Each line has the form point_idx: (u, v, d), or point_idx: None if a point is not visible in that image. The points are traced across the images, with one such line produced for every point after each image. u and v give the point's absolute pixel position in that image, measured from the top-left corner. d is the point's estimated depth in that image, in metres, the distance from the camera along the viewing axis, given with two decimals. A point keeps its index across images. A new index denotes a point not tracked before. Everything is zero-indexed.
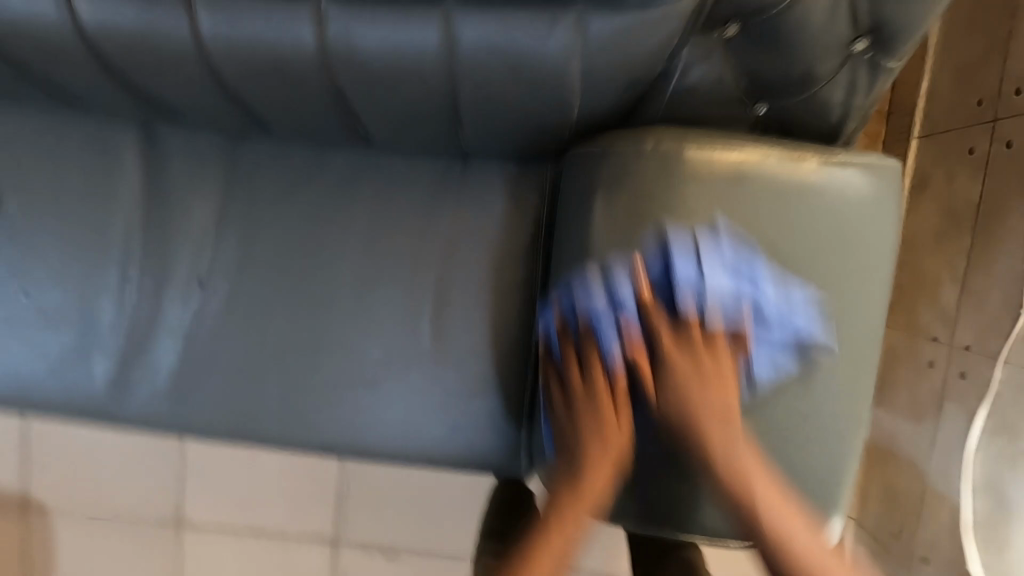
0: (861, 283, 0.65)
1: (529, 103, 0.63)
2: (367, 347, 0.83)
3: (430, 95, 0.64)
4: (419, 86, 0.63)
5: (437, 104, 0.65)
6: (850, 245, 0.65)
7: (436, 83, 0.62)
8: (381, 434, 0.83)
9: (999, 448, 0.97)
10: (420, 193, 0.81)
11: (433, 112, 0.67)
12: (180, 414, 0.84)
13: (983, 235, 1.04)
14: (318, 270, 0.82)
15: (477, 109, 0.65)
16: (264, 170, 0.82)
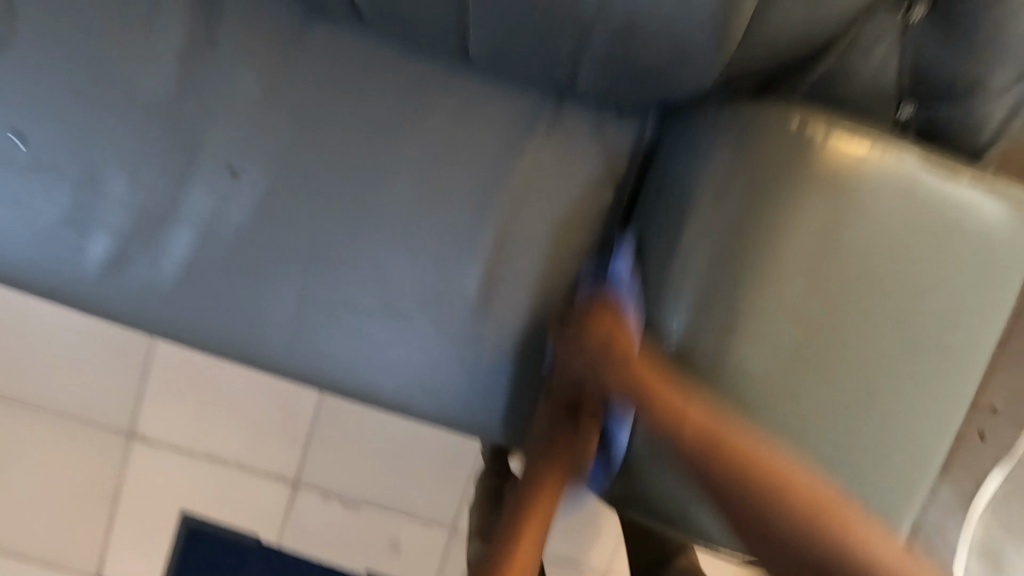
0: (973, 325, 0.61)
1: (675, 40, 0.56)
2: (405, 283, 0.74)
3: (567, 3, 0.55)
4: None
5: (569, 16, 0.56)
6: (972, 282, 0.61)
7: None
8: (401, 381, 0.75)
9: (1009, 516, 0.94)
10: (503, 125, 0.72)
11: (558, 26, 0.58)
12: (177, 314, 0.74)
13: None
14: (368, 185, 0.73)
15: (612, 33, 0.57)
16: (332, 57, 0.71)
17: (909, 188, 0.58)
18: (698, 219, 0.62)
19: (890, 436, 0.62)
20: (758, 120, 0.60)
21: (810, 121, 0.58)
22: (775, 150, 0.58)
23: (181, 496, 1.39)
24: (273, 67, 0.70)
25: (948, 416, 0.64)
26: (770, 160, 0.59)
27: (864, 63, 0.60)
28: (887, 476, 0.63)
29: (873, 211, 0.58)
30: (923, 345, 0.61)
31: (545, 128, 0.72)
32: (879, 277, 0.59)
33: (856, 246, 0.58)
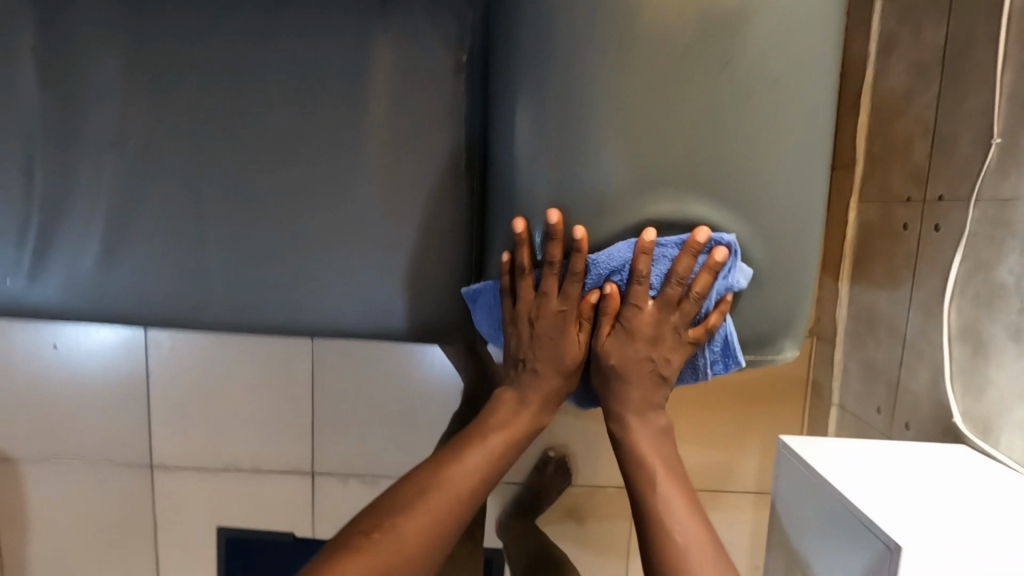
0: (792, 95, 0.68)
1: None
2: (298, 208, 0.79)
3: None
4: None
5: None
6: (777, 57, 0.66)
7: None
8: (323, 300, 0.81)
9: (975, 290, 0.92)
10: (343, 36, 0.76)
11: None
12: (107, 294, 0.80)
13: (951, 79, 0.98)
14: (239, 127, 0.77)
15: None
16: (171, 18, 0.75)
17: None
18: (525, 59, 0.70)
19: (754, 195, 0.69)
20: None
21: None
22: None
23: (211, 511, 1.46)
24: (123, 44, 0.76)
25: (801, 159, 0.70)
26: None
27: None
28: (756, 224, 0.70)
29: (658, 21, 0.65)
30: (755, 91, 0.67)
31: (382, 27, 0.76)
32: (693, 80, 0.66)
33: (654, 59, 0.66)
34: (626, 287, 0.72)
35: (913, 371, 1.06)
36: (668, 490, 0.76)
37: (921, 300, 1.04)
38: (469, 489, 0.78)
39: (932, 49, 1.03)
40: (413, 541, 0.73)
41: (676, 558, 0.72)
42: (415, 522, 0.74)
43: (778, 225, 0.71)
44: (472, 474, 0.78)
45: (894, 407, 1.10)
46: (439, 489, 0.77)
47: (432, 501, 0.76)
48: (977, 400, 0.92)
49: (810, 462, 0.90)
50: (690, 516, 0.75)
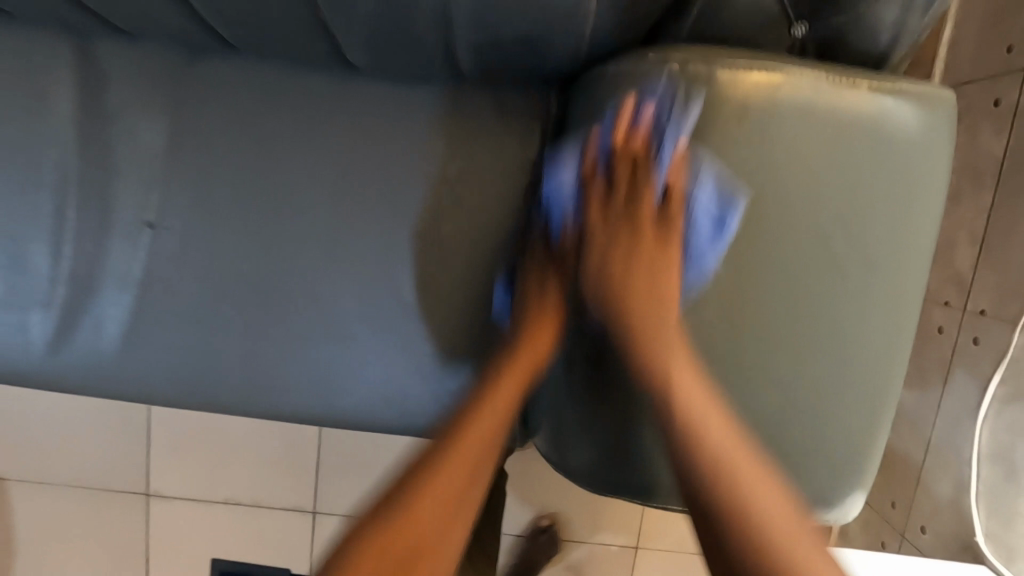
0: (892, 247, 0.60)
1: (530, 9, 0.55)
2: (341, 302, 0.74)
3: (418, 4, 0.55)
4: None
5: (423, 14, 0.57)
6: (886, 200, 0.59)
7: None
8: (362, 397, 0.76)
9: (1011, 417, 0.92)
10: (405, 127, 0.71)
11: (415, 22, 0.58)
12: (130, 376, 0.75)
13: (1004, 196, 0.97)
14: (286, 213, 0.73)
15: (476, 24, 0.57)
16: (223, 94, 0.70)
17: (823, 106, 0.56)
18: (602, 193, 0.61)
19: (834, 368, 0.62)
20: (639, 69, 0.58)
21: (692, 58, 0.56)
22: (668, 93, 0.56)
23: (206, 540, 1.43)
24: (168, 118, 0.70)
25: (893, 334, 0.63)
26: (666, 105, 0.57)
27: None
28: (835, 401, 0.63)
29: (777, 170, 0.57)
30: (851, 263, 0.60)
31: (448, 120, 0.71)
32: (800, 206, 0.58)
33: (761, 208, 0.58)
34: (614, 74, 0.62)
35: (934, 476, 1.06)
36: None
37: (950, 409, 1.04)
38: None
39: (986, 158, 1.02)
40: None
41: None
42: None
43: (857, 401, 0.63)
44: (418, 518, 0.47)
45: (910, 507, 1.11)
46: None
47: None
48: (1004, 525, 0.92)
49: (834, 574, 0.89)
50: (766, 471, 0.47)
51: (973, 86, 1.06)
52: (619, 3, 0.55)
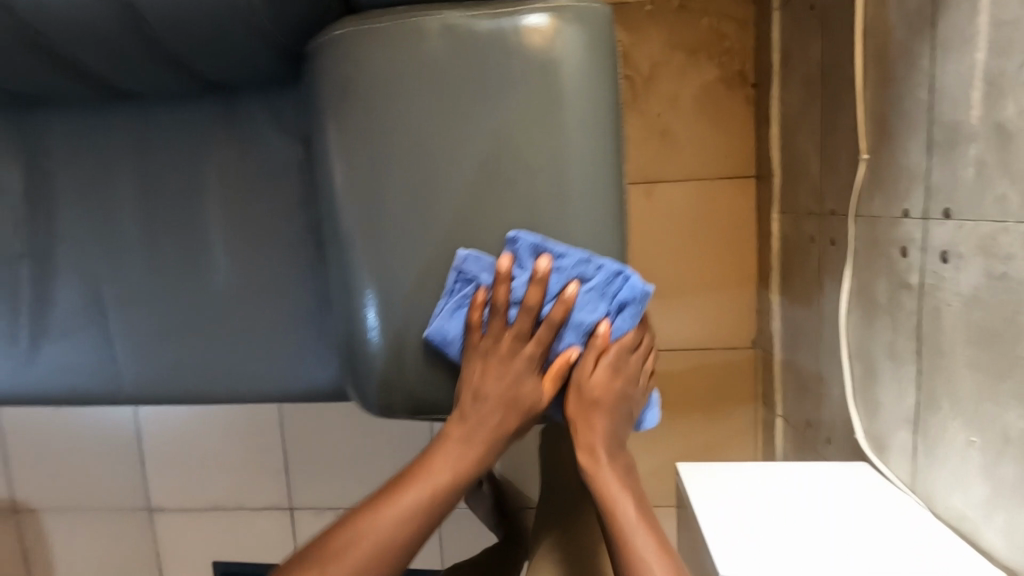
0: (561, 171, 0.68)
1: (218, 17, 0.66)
2: (182, 291, 0.86)
3: (126, 36, 0.68)
4: (109, 26, 0.67)
5: (136, 38, 0.69)
6: (551, 115, 0.67)
7: (118, 21, 0.66)
8: (220, 369, 0.87)
9: (862, 307, 0.90)
10: (202, 137, 0.83)
11: (137, 47, 0.70)
12: (24, 382, 0.88)
13: (829, 94, 0.98)
14: (117, 226, 0.85)
15: (181, 39, 0.69)
16: (58, 140, 0.84)
17: (464, 30, 0.66)
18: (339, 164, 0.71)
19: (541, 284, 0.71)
20: (332, 41, 0.69)
21: (356, 27, 0.67)
22: (357, 54, 0.67)
23: (206, 543, 1.58)
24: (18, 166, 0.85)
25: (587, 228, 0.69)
26: (362, 64, 0.68)
27: None
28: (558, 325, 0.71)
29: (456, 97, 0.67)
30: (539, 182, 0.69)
31: (235, 126, 0.82)
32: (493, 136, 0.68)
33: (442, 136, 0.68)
34: (587, 339, 0.71)
35: (827, 385, 1.04)
36: (641, 537, 0.66)
37: (827, 315, 1.03)
38: (444, 499, 0.68)
39: (814, 62, 1.03)
40: (361, 560, 0.63)
41: (624, 540, 0.66)
42: (347, 561, 0.63)
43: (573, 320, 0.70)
44: (360, 557, 0.63)
45: (818, 422, 1.09)
46: (394, 505, 0.66)
47: (352, 553, 0.63)
48: (873, 419, 0.89)
49: (689, 486, 0.88)
50: (658, 559, 0.64)
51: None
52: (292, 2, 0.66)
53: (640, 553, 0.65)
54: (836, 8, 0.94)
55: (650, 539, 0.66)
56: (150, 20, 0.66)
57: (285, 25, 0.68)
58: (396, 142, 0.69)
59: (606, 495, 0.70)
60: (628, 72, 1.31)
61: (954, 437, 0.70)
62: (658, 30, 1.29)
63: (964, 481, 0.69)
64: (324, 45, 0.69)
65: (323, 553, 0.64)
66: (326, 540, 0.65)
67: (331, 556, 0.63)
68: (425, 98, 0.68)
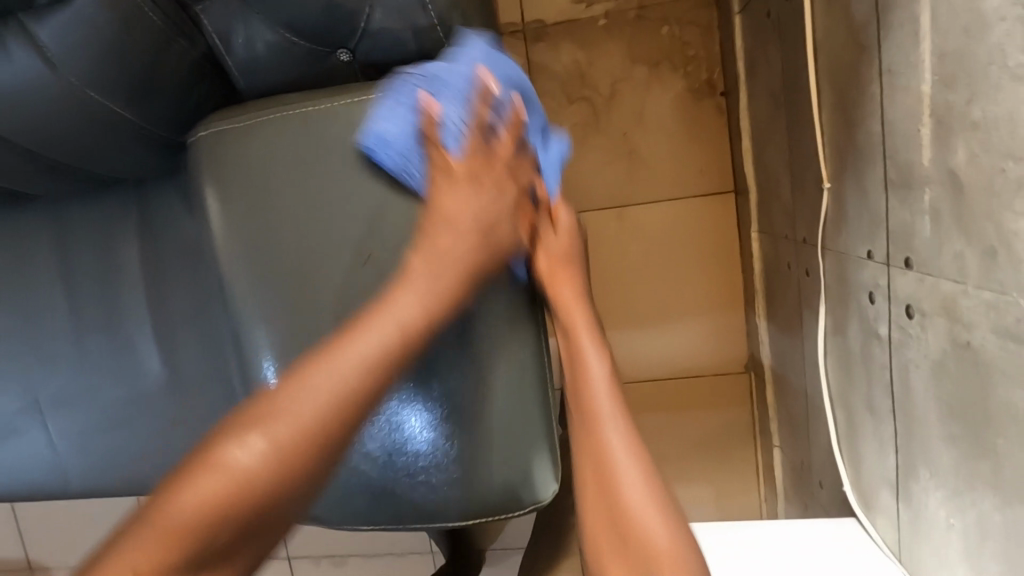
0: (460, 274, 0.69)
1: (81, 127, 0.60)
2: (115, 386, 0.83)
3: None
4: None
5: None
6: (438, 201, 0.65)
7: None
8: (162, 462, 0.85)
9: (839, 350, 0.81)
10: (112, 230, 0.79)
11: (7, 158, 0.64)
12: None
13: (792, 111, 0.88)
14: (41, 328, 0.82)
15: (47, 149, 0.63)
16: None
17: (327, 111, 0.65)
18: (236, 265, 0.67)
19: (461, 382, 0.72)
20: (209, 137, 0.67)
21: (229, 120, 0.66)
22: (231, 148, 0.66)
23: None
24: None
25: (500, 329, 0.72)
26: (240, 159, 0.66)
27: (256, 48, 0.62)
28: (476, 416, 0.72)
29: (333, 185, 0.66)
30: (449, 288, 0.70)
31: (145, 215, 0.78)
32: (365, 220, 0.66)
33: (321, 226, 0.66)
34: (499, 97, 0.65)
35: (816, 425, 0.96)
36: (603, 394, 0.68)
37: (810, 350, 0.94)
38: (330, 456, 0.48)
39: (777, 74, 0.93)
40: (264, 471, 0.45)
41: (614, 490, 0.64)
42: (218, 474, 0.45)
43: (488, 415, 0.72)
44: (218, 483, 0.44)
45: (810, 463, 1.01)
46: (276, 409, 0.47)
47: (217, 485, 0.44)
48: (859, 473, 0.81)
49: None
50: (647, 480, 0.65)
51: (756, 3, 0.99)
52: (154, 106, 0.62)
53: (643, 514, 0.63)
54: (792, 18, 0.84)
55: (625, 453, 0.66)
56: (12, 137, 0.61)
57: (154, 125, 0.63)
58: (288, 239, 0.67)
59: (570, 356, 0.71)
60: (587, 94, 1.22)
61: (936, 515, 0.62)
62: (615, 45, 1.19)
63: (948, 564, 0.61)
64: (200, 141, 0.66)
65: (240, 419, 0.47)
66: (200, 465, 0.45)
67: (217, 460, 0.45)
68: (312, 185, 0.66)
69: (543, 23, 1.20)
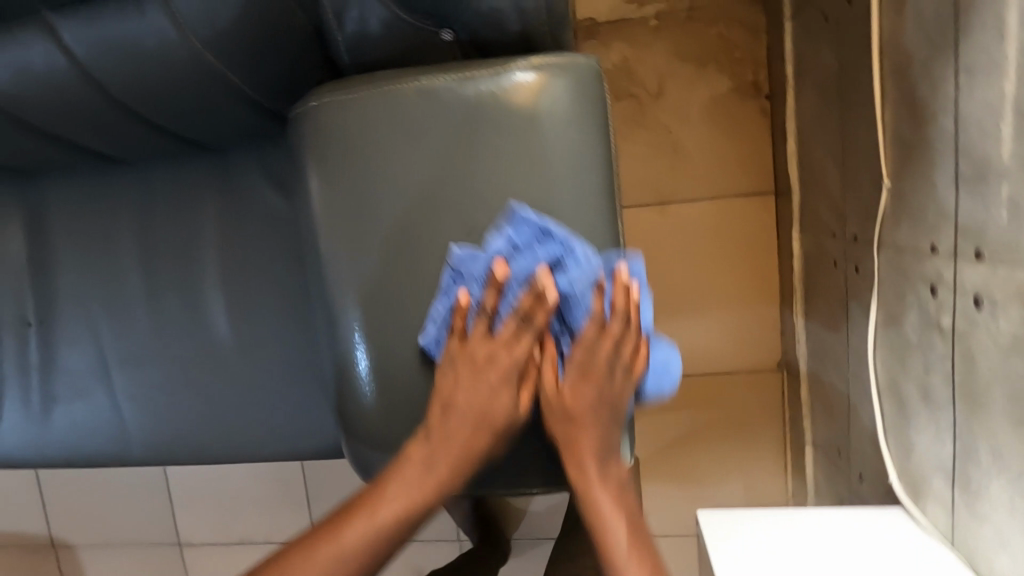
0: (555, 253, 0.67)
1: (193, 91, 0.62)
2: (186, 353, 0.85)
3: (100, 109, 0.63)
4: (87, 107, 0.63)
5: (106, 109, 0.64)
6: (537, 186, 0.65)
7: (92, 101, 0.62)
8: (227, 429, 0.87)
9: (891, 342, 0.84)
10: (193, 199, 0.81)
11: (111, 117, 0.65)
12: (44, 444, 0.89)
13: (846, 112, 0.91)
14: (120, 293, 0.85)
15: (154, 109, 0.64)
16: (56, 207, 0.84)
17: (439, 89, 0.64)
18: (325, 235, 0.69)
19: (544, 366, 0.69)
20: (310, 107, 0.66)
21: (333, 93, 0.65)
22: (334, 120, 0.65)
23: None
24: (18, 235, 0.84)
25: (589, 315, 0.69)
26: (341, 131, 0.65)
27: (365, 22, 0.61)
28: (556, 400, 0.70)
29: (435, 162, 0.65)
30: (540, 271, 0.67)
31: (226, 185, 0.80)
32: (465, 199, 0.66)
33: (421, 203, 0.66)
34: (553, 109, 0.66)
35: (857, 418, 0.99)
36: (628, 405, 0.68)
37: (855, 344, 0.97)
38: None
39: (831, 76, 0.96)
40: None
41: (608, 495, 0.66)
42: None
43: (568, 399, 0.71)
44: None
45: (848, 456, 1.03)
46: None
47: None
48: (908, 462, 0.83)
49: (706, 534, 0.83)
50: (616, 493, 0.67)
51: (811, 7, 1.01)
52: (264, 77, 0.63)
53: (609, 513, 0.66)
54: (853, 21, 0.87)
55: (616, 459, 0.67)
56: (127, 98, 0.62)
57: (257, 92, 0.65)
58: (383, 214, 0.67)
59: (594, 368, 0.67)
60: (635, 91, 1.24)
61: (998, 497, 0.64)
62: (663, 45, 1.22)
63: (1010, 544, 0.63)
64: (301, 112, 0.67)
65: None
66: None
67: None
68: (413, 162, 0.65)
69: (595, 20, 1.23)
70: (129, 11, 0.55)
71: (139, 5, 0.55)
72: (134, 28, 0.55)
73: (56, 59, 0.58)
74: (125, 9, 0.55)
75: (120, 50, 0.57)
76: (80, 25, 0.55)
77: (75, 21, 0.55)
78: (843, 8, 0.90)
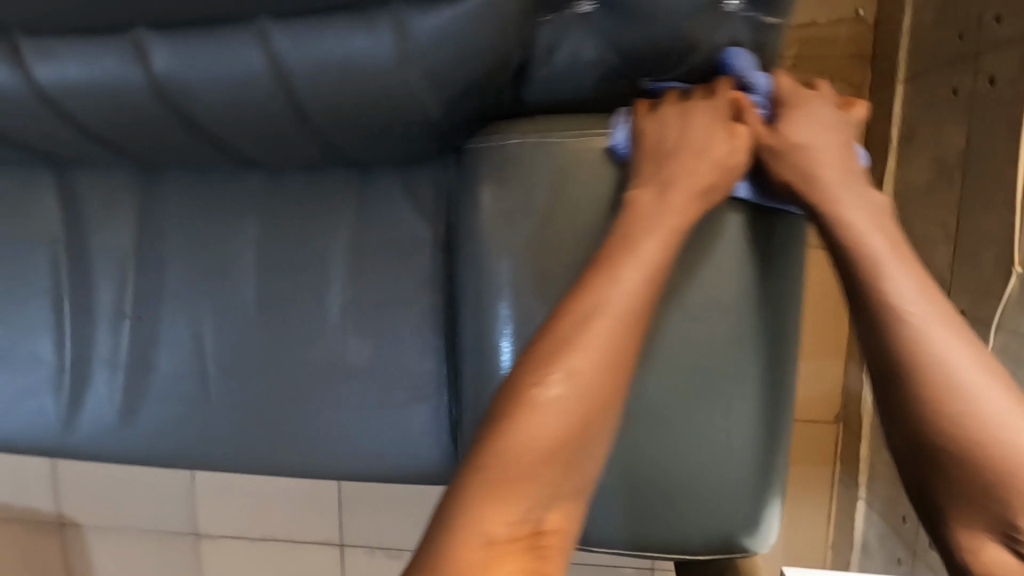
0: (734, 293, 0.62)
1: (387, 112, 0.58)
2: (293, 364, 0.82)
3: (281, 121, 0.59)
4: (271, 120, 0.58)
5: (289, 121, 0.59)
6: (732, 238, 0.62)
7: (282, 112, 0.57)
8: (323, 448, 0.83)
9: None
10: (325, 207, 0.78)
11: (289, 129, 0.60)
12: (124, 443, 0.85)
13: (970, 189, 0.92)
14: (233, 295, 0.81)
15: (336, 126, 0.60)
16: (174, 198, 0.80)
17: None
18: (489, 271, 0.65)
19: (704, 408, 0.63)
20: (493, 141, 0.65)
21: (527, 132, 0.63)
22: (524, 158, 0.63)
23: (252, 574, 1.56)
24: (132, 223, 0.81)
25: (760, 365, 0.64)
26: (528, 169, 0.63)
27: (571, 64, 0.59)
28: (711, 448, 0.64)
29: None
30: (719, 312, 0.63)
31: (361, 197, 0.77)
32: None
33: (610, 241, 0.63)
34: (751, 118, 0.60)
35: None
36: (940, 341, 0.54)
37: None
38: None
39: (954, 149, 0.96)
40: None
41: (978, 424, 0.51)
42: None
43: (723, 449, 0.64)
44: None
45: None
46: None
47: None
48: None
49: None
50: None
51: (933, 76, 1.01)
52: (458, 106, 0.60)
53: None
54: (993, 101, 0.88)
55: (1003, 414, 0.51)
56: (317, 115, 0.58)
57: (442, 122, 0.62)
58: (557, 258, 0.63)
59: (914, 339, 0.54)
60: None
61: None
62: None
63: None
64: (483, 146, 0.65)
65: None
66: None
67: None
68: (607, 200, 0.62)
69: None
70: (358, 23, 0.51)
71: (371, 23, 0.51)
72: (361, 46, 0.52)
73: (263, 67, 0.53)
74: (356, 23, 0.51)
75: (334, 68, 0.53)
76: (298, 36, 0.52)
77: (294, 31, 0.51)
78: (981, 86, 0.90)
